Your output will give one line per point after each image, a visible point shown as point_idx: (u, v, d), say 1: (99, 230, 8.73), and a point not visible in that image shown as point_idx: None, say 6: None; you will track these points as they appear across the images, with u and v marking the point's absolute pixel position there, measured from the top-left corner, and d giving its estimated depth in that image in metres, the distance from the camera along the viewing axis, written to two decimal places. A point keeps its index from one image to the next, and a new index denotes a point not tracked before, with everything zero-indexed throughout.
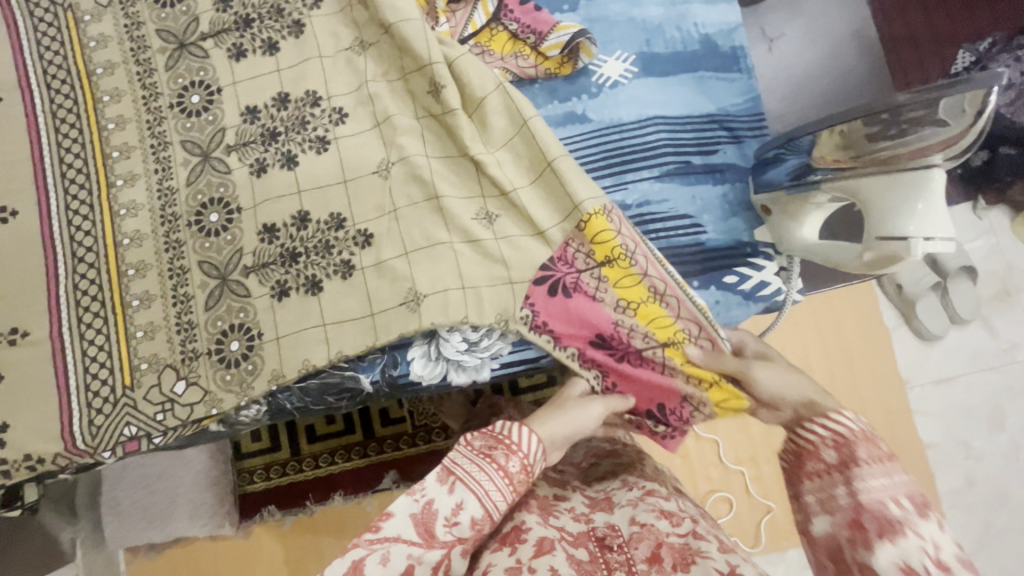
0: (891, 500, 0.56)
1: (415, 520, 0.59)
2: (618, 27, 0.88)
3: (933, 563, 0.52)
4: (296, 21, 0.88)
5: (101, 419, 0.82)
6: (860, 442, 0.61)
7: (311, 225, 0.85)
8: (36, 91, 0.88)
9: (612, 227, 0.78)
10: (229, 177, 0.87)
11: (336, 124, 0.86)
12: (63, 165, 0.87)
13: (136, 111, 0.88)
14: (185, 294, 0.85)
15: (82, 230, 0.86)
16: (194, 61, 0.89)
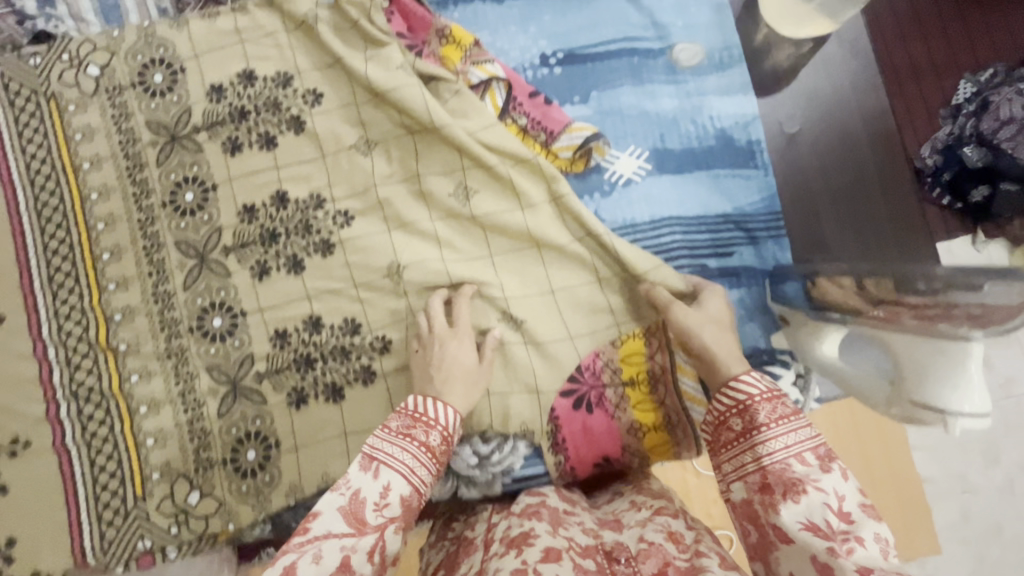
0: (794, 458, 0.58)
1: (343, 512, 0.58)
2: (630, 120, 0.85)
3: (835, 516, 0.52)
4: (295, 116, 0.85)
5: (112, 532, 0.78)
6: (761, 405, 0.62)
7: (325, 330, 0.82)
8: (20, 190, 0.84)
9: (645, 352, 0.83)
10: (229, 280, 0.83)
11: (342, 227, 0.83)
12: (51, 268, 0.83)
13: (127, 210, 0.84)
14: (194, 400, 0.81)
15: (74, 337, 0.82)
16: (187, 156, 0.85)
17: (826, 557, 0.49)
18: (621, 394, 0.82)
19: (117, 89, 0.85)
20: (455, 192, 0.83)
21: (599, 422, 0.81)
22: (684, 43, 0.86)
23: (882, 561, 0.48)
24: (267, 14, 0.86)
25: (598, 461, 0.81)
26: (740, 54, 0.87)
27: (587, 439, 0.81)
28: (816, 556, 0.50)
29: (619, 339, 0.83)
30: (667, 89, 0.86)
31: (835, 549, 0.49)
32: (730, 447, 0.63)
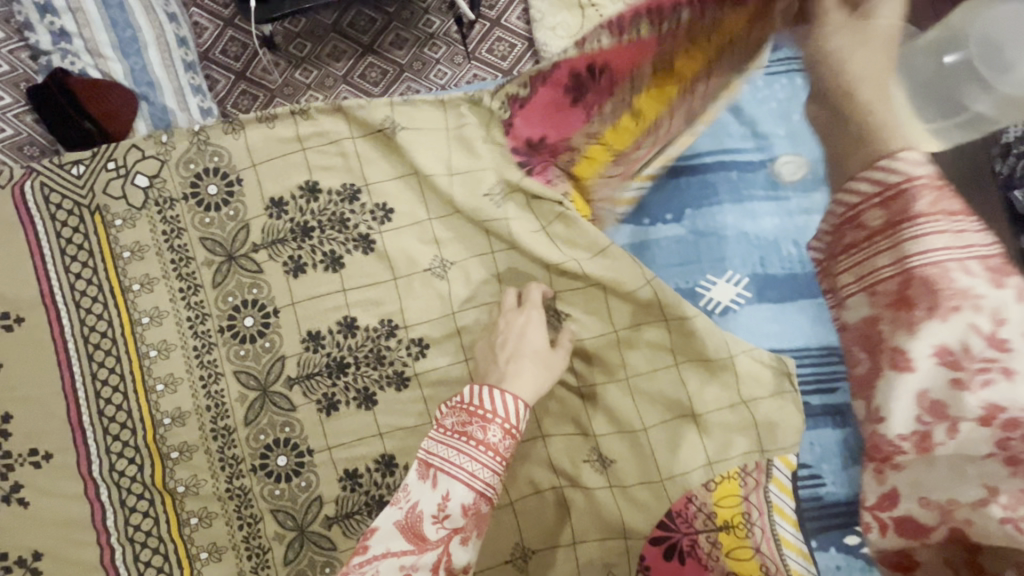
0: (956, 264, 0.40)
1: (401, 529, 0.59)
2: (727, 244, 0.82)
3: (983, 342, 0.38)
4: (365, 235, 0.79)
5: None
6: (923, 192, 0.42)
7: (399, 471, 0.76)
8: (64, 312, 0.77)
9: (742, 491, 0.75)
10: (294, 415, 0.77)
11: (415, 357, 0.78)
12: (99, 401, 0.76)
13: (181, 336, 0.78)
14: (259, 546, 0.75)
15: (127, 475, 0.76)
16: (245, 276, 0.78)
17: (947, 390, 0.40)
18: (715, 541, 0.74)
19: (169, 201, 0.79)
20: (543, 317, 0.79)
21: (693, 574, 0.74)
22: (787, 156, 0.79)
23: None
24: (331, 123, 0.80)
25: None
26: None
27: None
28: (927, 388, 0.41)
29: (713, 479, 0.76)
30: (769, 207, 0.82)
31: (961, 380, 0.39)
32: (856, 247, 0.46)
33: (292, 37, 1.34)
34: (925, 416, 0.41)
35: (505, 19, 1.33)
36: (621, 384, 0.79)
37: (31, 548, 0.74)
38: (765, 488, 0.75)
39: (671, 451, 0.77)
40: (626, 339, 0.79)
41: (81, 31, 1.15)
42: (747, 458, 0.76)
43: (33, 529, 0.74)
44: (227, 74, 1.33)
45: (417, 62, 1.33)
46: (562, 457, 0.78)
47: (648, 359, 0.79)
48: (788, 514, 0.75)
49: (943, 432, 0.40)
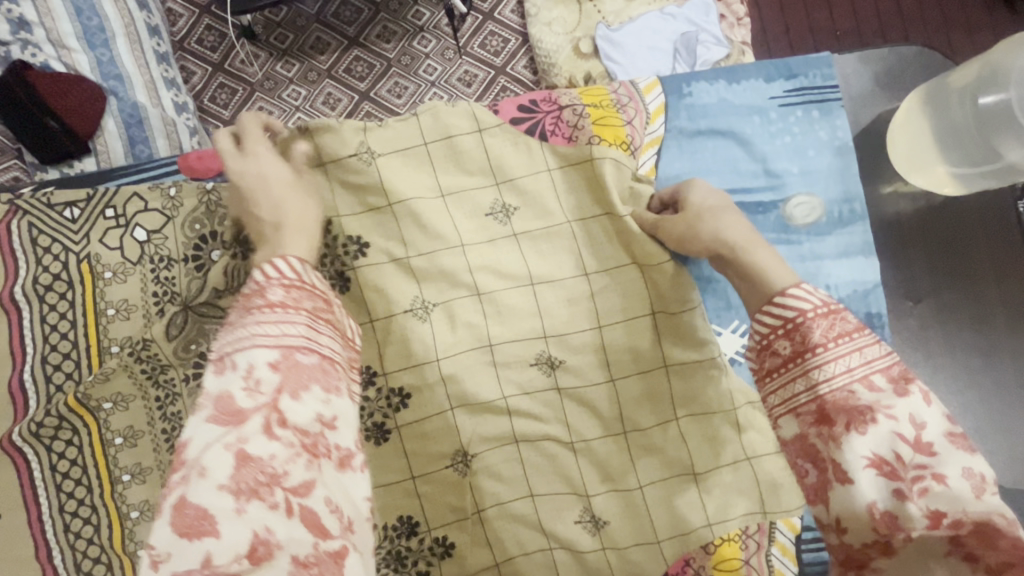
0: (860, 384, 0.46)
1: (213, 420, 0.41)
2: (726, 292, 0.78)
3: (908, 447, 0.42)
4: (342, 273, 0.72)
5: None
6: (816, 323, 0.50)
7: (377, 533, 0.71)
8: (30, 359, 0.69)
9: (742, 554, 0.71)
10: None
11: (397, 410, 0.72)
12: (53, 455, 0.69)
13: (142, 387, 0.70)
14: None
15: (83, 539, 0.68)
16: (205, 323, 0.70)
17: (892, 500, 0.41)
18: None
19: (167, 260, 0.71)
20: (539, 361, 0.74)
21: None
22: (800, 196, 0.73)
23: (971, 498, 0.39)
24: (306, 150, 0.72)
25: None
26: (861, 208, 0.74)
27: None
28: (875, 500, 0.42)
29: (712, 541, 0.72)
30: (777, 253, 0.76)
31: (903, 491, 0.41)
32: (774, 374, 0.51)
33: (273, 27, 1.24)
34: (881, 528, 0.42)
35: (499, 11, 1.25)
36: (621, 437, 0.74)
37: None
38: (767, 550, 0.73)
39: (671, 511, 0.72)
40: (628, 388, 0.74)
41: (42, 19, 1.01)
42: (747, 518, 0.71)
43: None
44: (204, 66, 1.23)
45: (405, 56, 1.24)
46: (554, 518, 0.72)
47: (653, 411, 0.74)
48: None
49: (899, 540, 0.41)
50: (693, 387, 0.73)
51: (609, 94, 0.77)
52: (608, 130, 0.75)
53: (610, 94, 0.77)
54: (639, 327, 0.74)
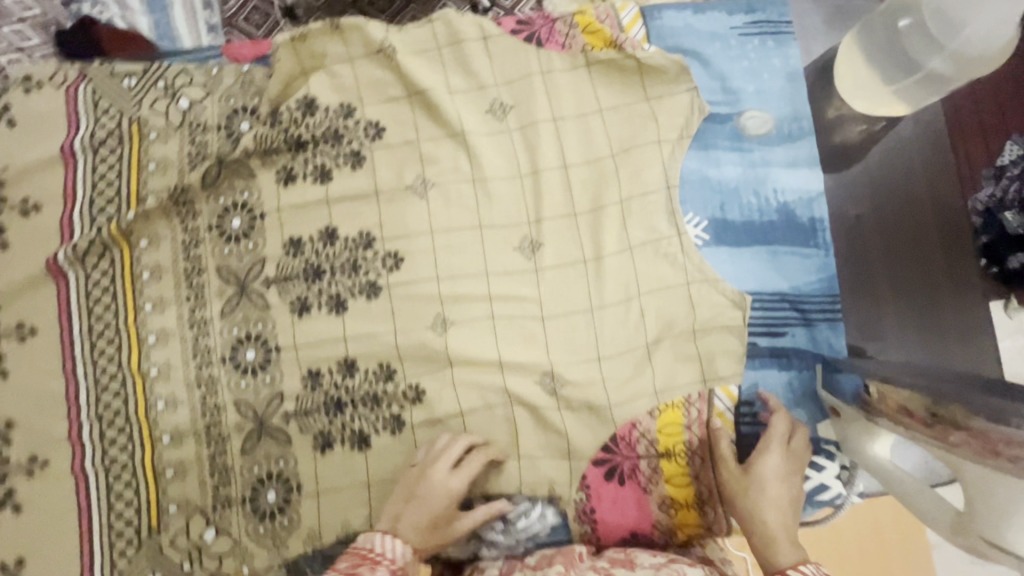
0: None
1: None
2: (692, 185, 0.82)
3: None
4: (355, 151, 0.83)
5: (123, 563, 0.77)
6: None
7: (359, 374, 0.80)
8: (79, 200, 0.82)
9: (684, 422, 0.79)
10: (268, 313, 0.81)
11: (390, 269, 0.81)
12: (89, 283, 0.80)
13: (173, 230, 0.82)
14: (219, 434, 0.79)
15: (106, 355, 0.80)
16: (238, 179, 0.82)
17: None
18: (656, 467, 0.79)
19: (202, 127, 0.83)
20: (521, 246, 0.82)
21: (633, 493, 0.79)
22: (754, 110, 0.83)
23: None
24: (330, 44, 0.84)
25: (627, 536, 0.79)
26: (810, 127, 0.84)
27: (618, 507, 0.79)
28: None
29: (657, 408, 0.79)
30: (732, 157, 0.83)
31: None
32: None
33: None
34: None
35: None
36: (588, 314, 0.81)
37: (6, 417, 0.79)
38: (710, 420, 0.78)
39: (628, 384, 0.79)
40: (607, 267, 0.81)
41: None
42: (691, 388, 0.79)
43: (14, 397, 0.79)
44: None
45: None
46: (517, 380, 0.80)
47: (618, 291, 0.81)
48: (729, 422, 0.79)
49: None
50: (653, 266, 0.81)
51: (592, 10, 0.88)
52: (595, 37, 0.85)
53: (592, 13, 0.87)
54: (610, 221, 0.82)
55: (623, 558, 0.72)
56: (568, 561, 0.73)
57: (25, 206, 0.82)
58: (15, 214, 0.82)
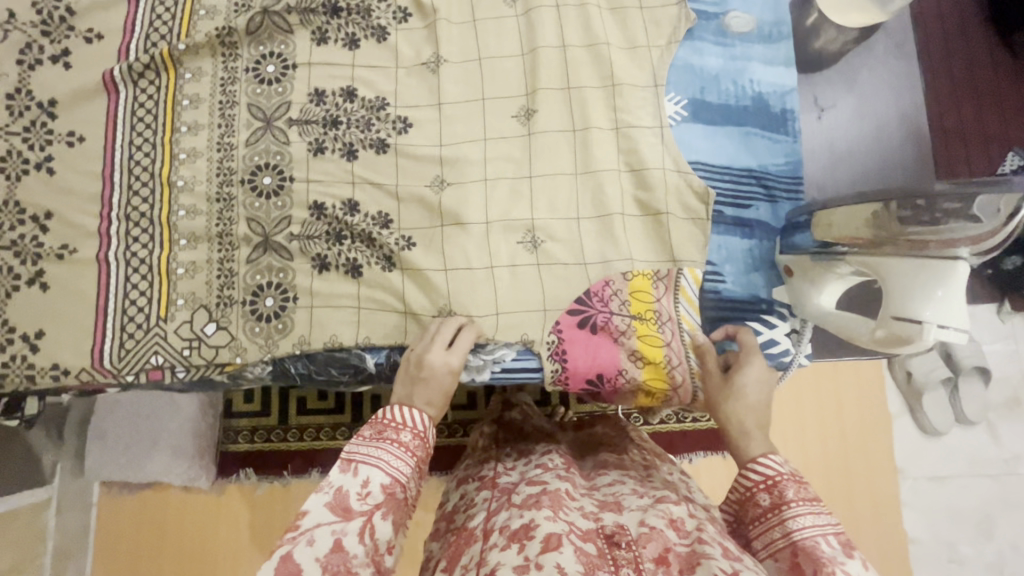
0: (821, 536, 0.62)
1: (330, 506, 0.65)
2: (679, 71, 0.91)
3: None
4: (383, 28, 0.92)
5: (132, 343, 0.86)
6: (788, 483, 0.66)
7: (360, 215, 0.88)
8: (137, 34, 0.93)
9: (654, 291, 0.85)
10: (287, 148, 0.89)
11: (399, 133, 0.89)
12: (135, 102, 0.91)
13: (214, 66, 0.91)
14: (230, 244, 0.88)
15: (141, 166, 0.89)
16: (277, 32, 0.91)
17: None
18: (629, 324, 0.84)
19: None
20: (517, 114, 0.90)
21: (602, 345, 0.84)
22: (738, 10, 0.92)
23: None
24: None
25: (593, 378, 0.84)
26: (789, 32, 0.93)
27: (587, 353, 0.84)
28: None
29: (631, 273, 0.85)
30: (715, 48, 0.92)
31: None
32: (757, 522, 0.67)
33: None
34: None
35: None
36: (575, 178, 0.88)
37: (46, 208, 0.88)
38: (675, 296, 0.85)
39: (600, 243, 0.86)
40: (600, 138, 0.89)
41: None
42: (662, 262, 0.85)
43: (54, 191, 0.89)
44: None
45: None
46: (499, 240, 0.87)
47: (603, 160, 0.88)
48: (692, 298, 0.85)
49: None
50: (640, 134, 0.89)
51: None
52: None
53: None
54: (599, 99, 0.90)
55: (609, 502, 0.77)
56: (555, 500, 0.71)
57: (89, 34, 0.93)
58: (79, 39, 0.93)
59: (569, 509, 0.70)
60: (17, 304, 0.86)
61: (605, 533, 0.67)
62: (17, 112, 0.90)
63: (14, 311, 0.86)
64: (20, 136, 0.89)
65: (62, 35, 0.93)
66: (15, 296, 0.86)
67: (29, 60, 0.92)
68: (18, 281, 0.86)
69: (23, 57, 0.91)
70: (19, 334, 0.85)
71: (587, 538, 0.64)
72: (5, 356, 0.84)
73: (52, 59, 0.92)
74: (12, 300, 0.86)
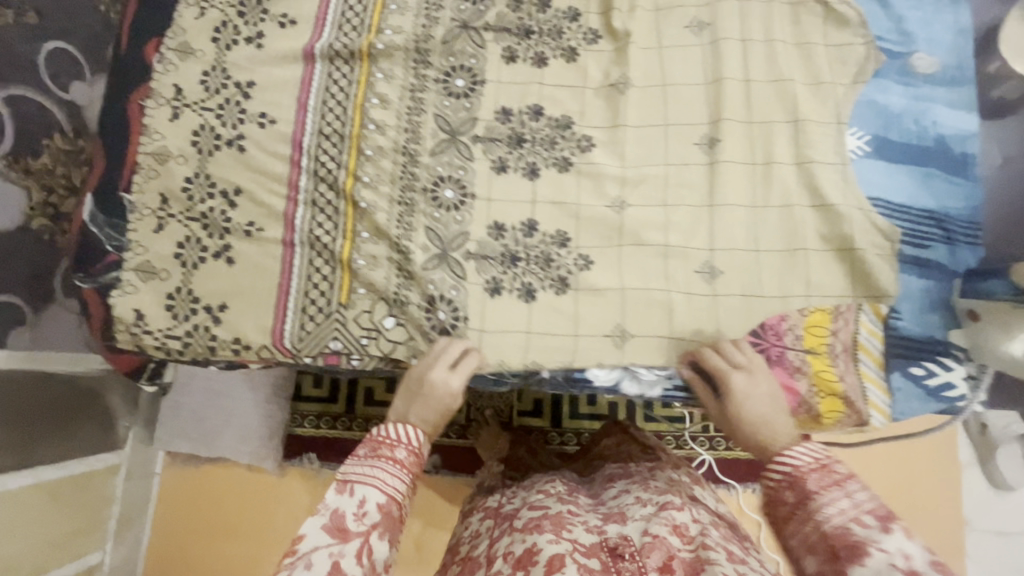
0: (853, 521, 0.64)
1: (326, 528, 0.68)
2: (864, 108, 0.91)
3: (903, 574, 0.59)
4: (572, 47, 0.94)
5: (312, 325, 0.88)
6: (810, 474, 0.69)
7: (537, 236, 0.89)
8: (328, 25, 0.95)
9: (830, 325, 0.86)
10: (470, 163, 0.91)
11: (583, 150, 0.91)
12: (327, 93, 0.93)
13: (405, 67, 0.93)
14: (405, 250, 0.89)
15: (328, 156, 0.91)
16: (470, 46, 0.93)
17: None
18: (803, 359, 0.86)
19: None
20: (700, 142, 0.91)
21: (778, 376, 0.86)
22: (924, 53, 0.93)
23: None
24: None
25: None
26: (973, 76, 0.93)
27: None
28: None
29: (805, 310, 0.87)
30: (899, 88, 0.92)
31: None
32: (789, 521, 0.69)
33: None
34: None
35: None
36: (750, 211, 0.89)
37: (235, 185, 0.90)
38: (855, 329, 0.86)
39: (783, 273, 0.88)
40: (781, 171, 0.90)
41: None
42: (843, 298, 0.87)
43: (242, 171, 0.91)
44: None
45: None
46: (676, 267, 0.88)
47: (780, 196, 0.89)
48: (875, 332, 0.85)
49: None
50: (819, 168, 0.89)
51: None
52: None
53: None
54: (781, 132, 0.91)
55: (613, 514, 0.85)
56: (557, 522, 0.79)
57: (283, 20, 0.95)
58: (274, 24, 0.95)
59: (571, 526, 0.78)
60: (201, 274, 0.88)
61: (609, 546, 0.75)
62: (213, 90, 0.92)
63: (198, 282, 0.88)
64: (215, 113, 0.92)
65: (256, 18, 0.95)
66: (200, 267, 0.88)
67: (224, 39, 0.94)
68: (205, 253, 0.89)
69: (218, 36, 0.94)
70: (202, 305, 0.87)
71: (589, 554, 0.73)
72: (188, 325, 0.87)
73: (246, 40, 0.94)
74: (196, 270, 0.88)
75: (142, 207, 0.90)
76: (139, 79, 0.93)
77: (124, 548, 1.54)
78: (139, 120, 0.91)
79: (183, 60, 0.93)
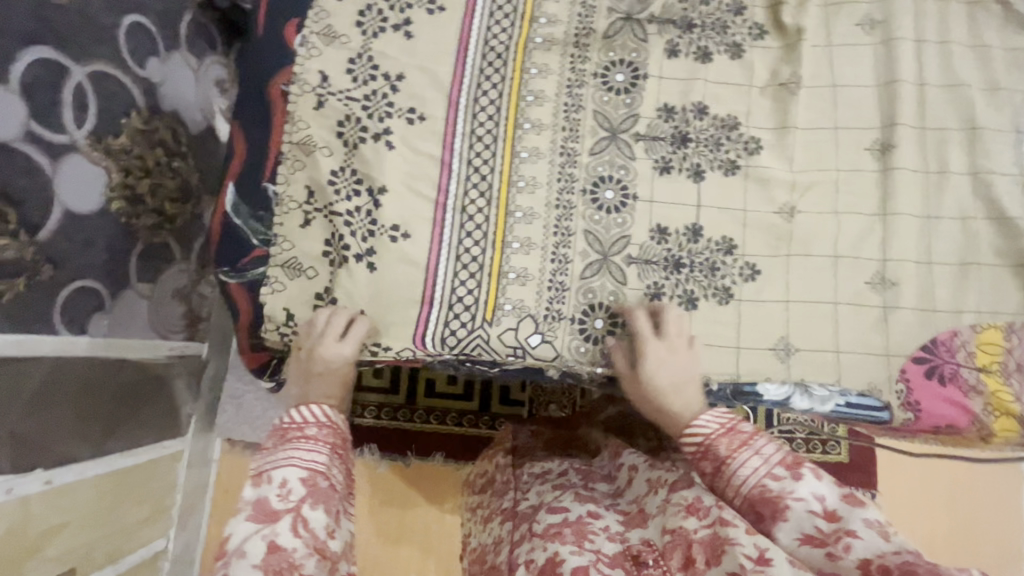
0: (768, 475, 0.62)
1: (252, 517, 0.65)
2: None
3: (822, 518, 0.58)
4: (736, 42, 0.89)
5: (461, 332, 0.85)
6: (719, 439, 0.66)
7: (702, 241, 0.86)
8: (478, 14, 0.90)
9: (1005, 344, 0.83)
10: (632, 163, 0.87)
11: (751, 153, 0.87)
12: (478, 90, 0.88)
13: (561, 64, 0.88)
14: (564, 255, 0.85)
15: (481, 157, 0.87)
16: (631, 40, 0.89)
17: (830, 563, 0.56)
18: (975, 377, 0.84)
19: None
20: (872, 147, 0.87)
21: (950, 393, 0.84)
22: None
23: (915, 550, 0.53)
24: None
25: (941, 426, 0.84)
26: None
27: (936, 401, 0.83)
28: (823, 567, 0.57)
29: (977, 327, 0.84)
30: None
31: (834, 554, 0.56)
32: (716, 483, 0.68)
33: None
34: None
35: None
36: (921, 223, 0.85)
37: (382, 184, 0.86)
38: None
39: (954, 289, 0.84)
40: (955, 182, 0.86)
41: None
42: (1018, 316, 0.83)
43: (389, 168, 0.86)
44: None
45: None
46: (847, 277, 0.85)
47: (955, 208, 0.86)
48: None
49: None
50: (997, 180, 0.85)
51: None
52: None
53: None
54: (956, 141, 0.87)
55: (634, 514, 0.75)
56: (579, 530, 0.69)
57: (432, 7, 0.90)
58: (421, 11, 0.90)
59: (594, 535, 0.69)
60: (345, 278, 0.85)
61: (633, 555, 0.67)
62: (361, 81, 0.88)
63: (343, 284, 0.85)
64: (361, 104, 0.87)
65: (402, 2, 0.90)
66: (347, 266, 0.85)
67: (369, 26, 0.89)
68: (347, 253, 0.85)
69: (363, 22, 0.89)
70: (347, 309, 0.85)
71: (615, 566, 0.65)
72: None
73: (394, 29, 0.89)
74: (340, 272, 0.85)
75: (287, 199, 0.86)
76: (282, 64, 0.88)
77: (186, 535, 1.45)
78: (283, 106, 0.87)
79: (328, 46, 0.88)
